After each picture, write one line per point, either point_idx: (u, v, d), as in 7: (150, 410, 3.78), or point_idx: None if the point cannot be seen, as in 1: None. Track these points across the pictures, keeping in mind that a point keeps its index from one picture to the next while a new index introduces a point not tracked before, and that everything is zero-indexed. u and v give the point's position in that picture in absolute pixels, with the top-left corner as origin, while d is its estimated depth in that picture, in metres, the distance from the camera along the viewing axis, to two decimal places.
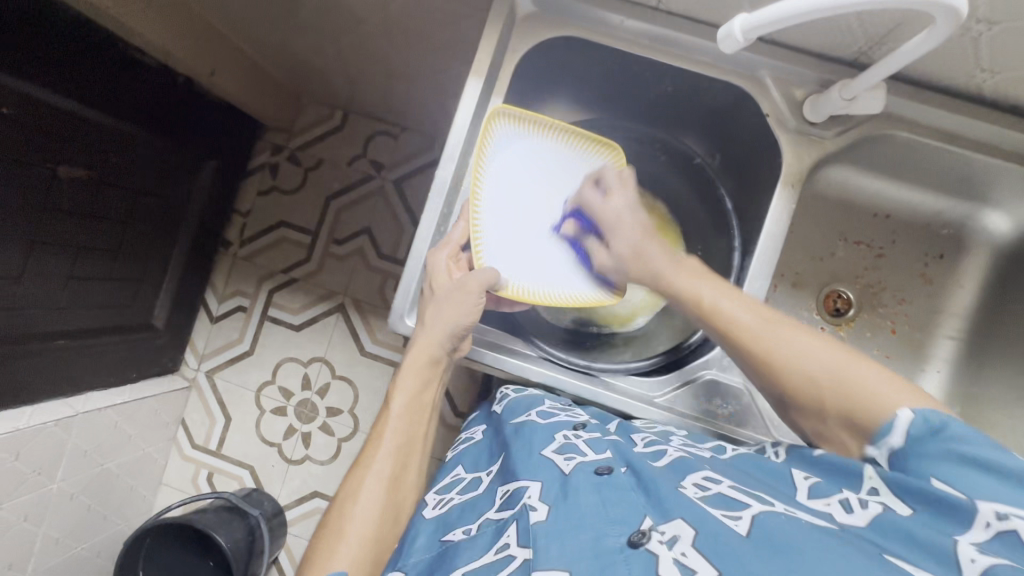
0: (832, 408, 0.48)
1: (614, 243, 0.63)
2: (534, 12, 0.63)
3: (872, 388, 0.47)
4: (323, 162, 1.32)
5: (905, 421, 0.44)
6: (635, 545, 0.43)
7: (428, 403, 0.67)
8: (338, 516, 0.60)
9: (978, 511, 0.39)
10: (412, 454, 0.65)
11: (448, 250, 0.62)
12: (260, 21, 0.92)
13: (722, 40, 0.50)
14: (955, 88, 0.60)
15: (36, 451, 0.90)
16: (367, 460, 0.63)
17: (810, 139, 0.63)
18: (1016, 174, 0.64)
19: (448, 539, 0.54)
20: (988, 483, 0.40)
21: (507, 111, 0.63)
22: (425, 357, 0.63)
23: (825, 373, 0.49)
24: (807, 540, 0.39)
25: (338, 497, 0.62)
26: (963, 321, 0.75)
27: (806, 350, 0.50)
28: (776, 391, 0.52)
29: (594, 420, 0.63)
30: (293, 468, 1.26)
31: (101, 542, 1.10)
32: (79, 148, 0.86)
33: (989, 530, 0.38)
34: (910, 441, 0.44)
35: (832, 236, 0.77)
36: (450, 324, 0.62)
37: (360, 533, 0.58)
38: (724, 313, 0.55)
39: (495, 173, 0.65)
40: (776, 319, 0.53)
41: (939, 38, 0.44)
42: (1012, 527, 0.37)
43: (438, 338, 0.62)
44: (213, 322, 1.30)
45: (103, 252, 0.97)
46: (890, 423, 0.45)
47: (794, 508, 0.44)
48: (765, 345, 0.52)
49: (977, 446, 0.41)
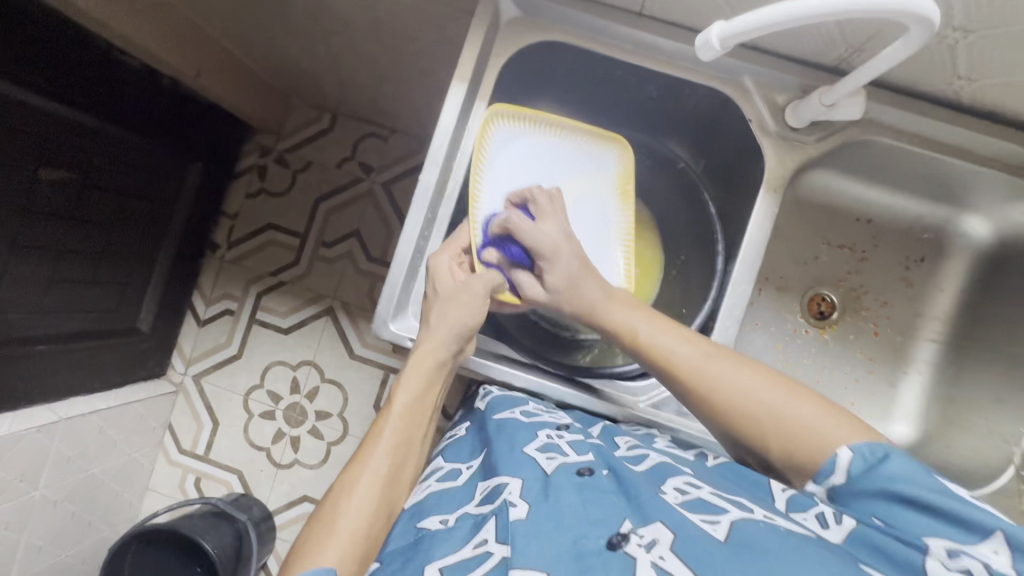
0: (772, 443, 0.50)
1: (547, 277, 0.61)
2: (518, 16, 0.63)
3: (808, 426, 0.48)
4: (311, 165, 1.31)
5: (845, 461, 0.45)
6: (613, 548, 0.44)
7: (430, 406, 0.64)
8: (331, 509, 0.55)
9: (930, 550, 0.41)
10: (411, 455, 0.61)
11: (451, 252, 0.63)
12: (246, 22, 0.91)
13: (700, 47, 0.50)
14: (934, 94, 0.61)
15: (19, 458, 0.88)
16: (364, 456, 0.59)
17: (791, 144, 0.63)
18: (992, 180, 0.65)
19: (423, 527, 0.54)
20: (933, 522, 0.42)
21: (506, 111, 0.65)
22: (436, 354, 0.61)
23: (764, 410, 0.50)
24: (787, 546, 0.39)
25: (331, 491, 0.58)
26: (943, 323, 0.76)
27: (742, 385, 0.52)
28: (715, 426, 0.54)
29: (578, 423, 0.63)
30: (282, 472, 1.25)
31: (86, 548, 1.09)
32: (64, 152, 0.85)
33: (941, 567, 0.41)
34: (853, 480, 0.45)
35: (816, 240, 0.78)
36: (456, 323, 0.61)
37: (351, 528, 0.54)
38: (662, 352, 0.56)
39: (498, 171, 0.66)
40: (716, 353, 0.55)
41: (916, 46, 0.44)
42: (964, 564, 0.40)
43: (444, 337, 0.61)
44: (200, 325, 1.29)
45: (88, 255, 0.96)
46: (830, 464, 0.46)
47: (773, 514, 0.44)
48: (705, 382, 0.53)
49: (914, 484, 0.43)
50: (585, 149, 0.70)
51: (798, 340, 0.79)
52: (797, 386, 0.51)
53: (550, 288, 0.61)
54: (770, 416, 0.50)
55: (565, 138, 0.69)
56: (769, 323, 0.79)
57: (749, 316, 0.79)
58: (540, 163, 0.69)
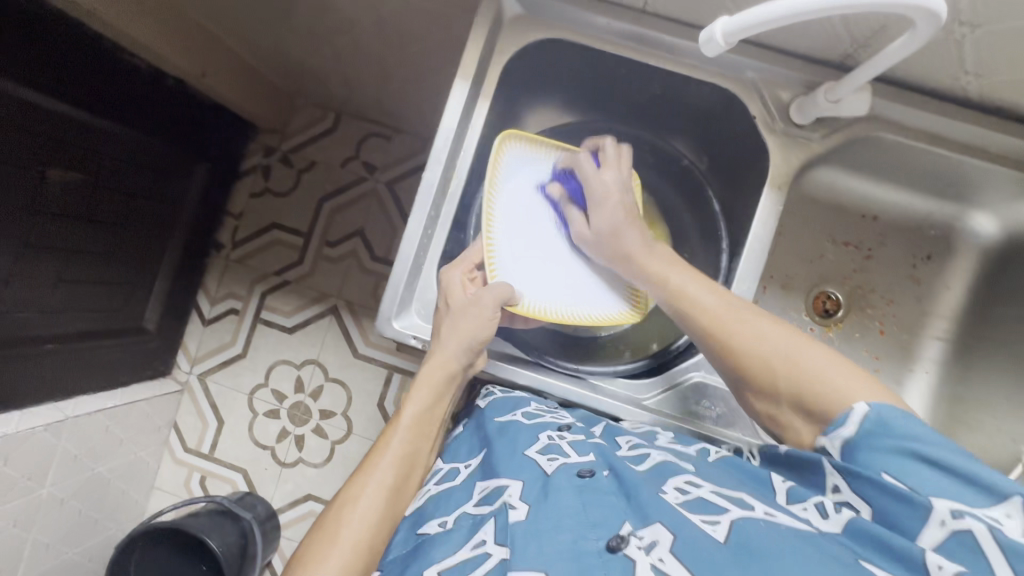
0: (783, 391, 0.51)
1: (594, 220, 0.64)
2: (521, 14, 0.63)
3: (820, 374, 0.48)
4: (315, 164, 1.31)
5: (859, 414, 0.45)
6: (613, 550, 0.43)
7: (438, 418, 0.64)
8: (335, 519, 0.55)
9: (934, 510, 0.40)
10: (415, 469, 0.62)
11: (462, 268, 0.64)
12: (250, 22, 0.92)
13: (703, 44, 0.50)
14: (941, 90, 0.60)
15: (26, 456, 0.89)
16: (370, 467, 0.59)
17: (796, 141, 0.63)
18: (1000, 177, 0.64)
19: (423, 533, 0.54)
20: (940, 480, 0.41)
21: (519, 136, 0.67)
22: (446, 368, 0.62)
23: (785, 360, 0.51)
24: (787, 549, 0.39)
25: (334, 501, 0.58)
26: (950, 321, 0.76)
27: (765, 334, 0.53)
28: (733, 376, 0.55)
29: (580, 423, 0.63)
30: (286, 471, 1.25)
31: (92, 546, 1.10)
32: (71, 152, 0.86)
33: (944, 528, 0.40)
34: (866, 434, 0.44)
35: (821, 238, 0.78)
36: (466, 337, 0.61)
37: (355, 538, 0.54)
38: (687, 299, 0.58)
39: (513, 196, 0.67)
40: (743, 306, 0.55)
41: (922, 42, 0.44)
42: (966, 527, 0.39)
43: (454, 350, 0.62)
44: (205, 325, 1.29)
45: (95, 255, 0.97)
46: (845, 416, 0.46)
47: (774, 511, 0.44)
48: (727, 329, 0.54)
49: (929, 442, 0.42)
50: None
51: None
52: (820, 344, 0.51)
53: (594, 229, 0.64)
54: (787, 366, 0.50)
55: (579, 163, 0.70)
56: None
57: None
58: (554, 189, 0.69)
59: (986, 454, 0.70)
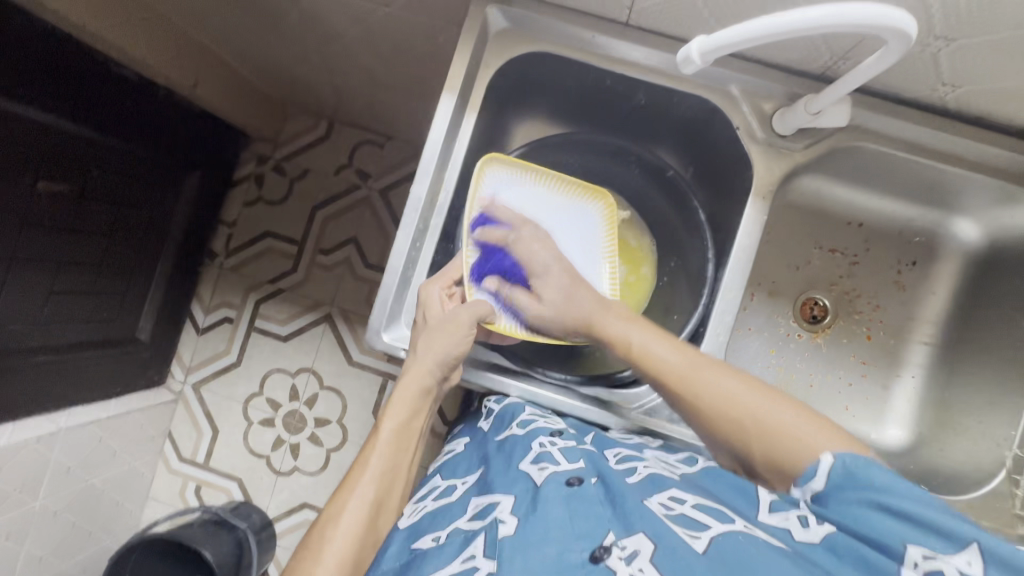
0: (754, 450, 0.49)
1: (545, 291, 0.64)
2: (506, 27, 0.64)
3: (792, 429, 0.47)
4: (308, 173, 1.32)
5: (827, 467, 0.44)
6: (596, 560, 0.43)
7: (416, 432, 0.65)
8: (318, 539, 0.55)
9: (907, 552, 0.40)
10: (396, 481, 0.62)
11: (441, 284, 0.64)
12: (240, 33, 0.92)
13: (682, 61, 0.51)
14: (920, 100, 0.61)
15: (18, 468, 0.89)
16: (351, 485, 0.59)
17: (781, 152, 0.63)
18: (981, 185, 0.65)
19: (417, 547, 0.54)
20: (908, 526, 0.40)
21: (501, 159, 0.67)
22: (421, 382, 0.63)
23: (742, 419, 0.50)
24: (763, 559, 0.40)
25: (318, 522, 0.57)
26: (935, 326, 0.77)
27: (722, 392, 0.52)
28: (701, 433, 0.54)
29: (571, 430, 0.64)
30: (282, 480, 1.25)
31: (86, 558, 1.09)
32: (58, 165, 0.85)
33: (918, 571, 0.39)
34: (832, 485, 0.44)
35: (807, 244, 0.78)
36: (440, 352, 0.62)
37: (339, 558, 0.54)
38: (648, 356, 0.57)
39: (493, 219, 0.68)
40: (701, 360, 0.55)
41: (895, 58, 0.45)
42: (938, 568, 0.39)
43: (429, 366, 0.62)
44: (199, 334, 1.29)
45: (84, 267, 0.97)
46: (814, 467, 0.45)
47: (752, 526, 0.45)
48: (686, 388, 0.54)
49: (890, 492, 0.41)
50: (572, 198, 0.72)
51: (792, 344, 0.79)
52: (776, 392, 0.51)
53: (547, 301, 0.64)
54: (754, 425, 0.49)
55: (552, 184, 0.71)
56: (763, 327, 0.79)
57: (743, 321, 0.79)
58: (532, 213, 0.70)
59: (972, 457, 0.71)
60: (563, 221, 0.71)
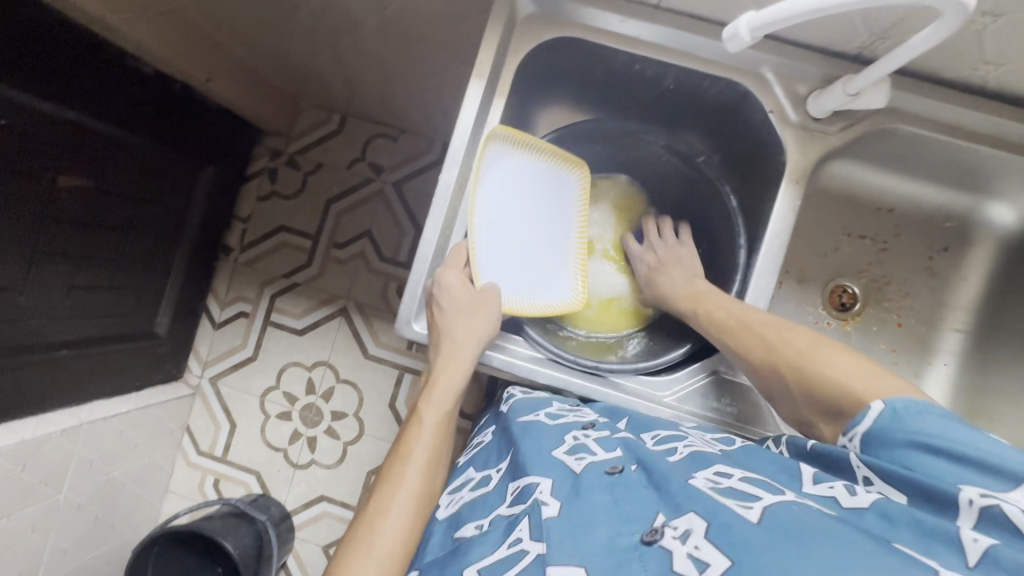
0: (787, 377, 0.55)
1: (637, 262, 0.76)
2: (534, 12, 0.63)
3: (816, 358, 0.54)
4: (322, 166, 1.31)
5: (876, 415, 0.46)
6: (649, 543, 0.43)
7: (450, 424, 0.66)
8: (367, 530, 0.56)
9: (961, 492, 0.39)
10: (437, 473, 0.63)
11: (456, 269, 0.63)
12: (256, 26, 0.91)
13: (728, 38, 0.50)
14: (960, 80, 0.60)
15: (42, 462, 0.89)
16: (396, 478, 0.61)
17: (814, 135, 0.62)
18: (1017, 166, 0.64)
19: (460, 536, 0.53)
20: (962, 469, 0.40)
21: (503, 132, 0.64)
22: (460, 377, 0.65)
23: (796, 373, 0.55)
24: (822, 528, 0.38)
25: (365, 514, 0.59)
26: (967, 312, 0.76)
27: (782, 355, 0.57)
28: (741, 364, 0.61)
29: (604, 417, 0.62)
30: (299, 473, 1.26)
31: (108, 550, 1.10)
32: (77, 158, 0.85)
33: (974, 509, 0.38)
34: (885, 431, 0.45)
35: (835, 231, 0.77)
36: (475, 342, 0.64)
37: (390, 547, 0.55)
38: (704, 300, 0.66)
39: (488, 201, 0.66)
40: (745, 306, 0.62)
41: (945, 32, 0.44)
42: (995, 503, 0.38)
43: (465, 357, 0.64)
44: (216, 328, 1.30)
45: (102, 261, 0.97)
46: (864, 414, 0.47)
47: (804, 493, 0.44)
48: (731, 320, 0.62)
49: (946, 433, 0.42)
50: (559, 176, 0.71)
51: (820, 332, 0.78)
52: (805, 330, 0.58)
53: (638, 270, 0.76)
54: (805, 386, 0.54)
55: (541, 163, 0.70)
56: (790, 315, 0.78)
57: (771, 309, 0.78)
58: (528, 186, 0.69)
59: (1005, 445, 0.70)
60: (547, 200, 0.71)
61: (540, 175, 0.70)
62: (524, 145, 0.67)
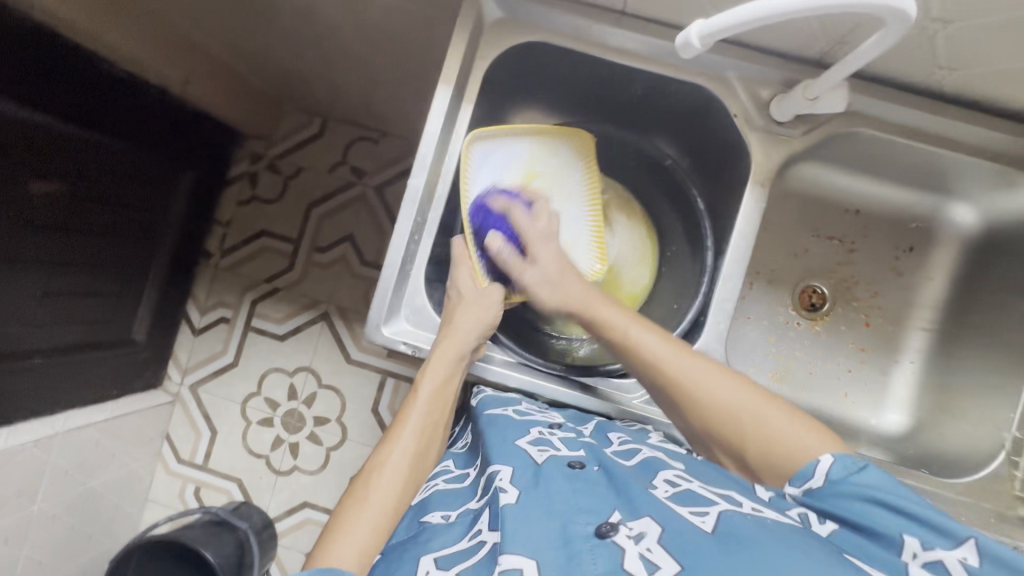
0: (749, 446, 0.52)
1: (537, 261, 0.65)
2: (503, 17, 0.63)
3: (781, 434, 0.50)
4: (303, 170, 1.31)
5: (826, 466, 0.47)
6: (602, 536, 0.44)
7: (452, 395, 0.64)
8: (363, 486, 0.57)
9: (905, 543, 0.43)
10: (435, 438, 0.63)
11: None
12: (233, 29, 0.91)
13: (682, 46, 0.51)
14: (919, 84, 0.61)
15: (16, 473, 0.87)
16: (394, 436, 0.61)
17: (779, 139, 0.63)
18: (978, 168, 0.66)
19: (425, 521, 0.54)
20: (902, 520, 0.43)
21: (481, 133, 0.65)
22: (459, 349, 0.63)
23: (748, 421, 0.52)
24: (769, 539, 0.39)
25: (363, 468, 0.59)
26: (934, 311, 0.77)
27: (729, 392, 0.54)
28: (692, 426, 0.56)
29: (570, 421, 0.63)
30: (281, 479, 1.25)
31: (85, 562, 1.08)
32: (50, 165, 0.84)
33: (917, 561, 0.42)
34: (831, 484, 0.46)
35: (806, 232, 0.78)
36: (478, 322, 0.63)
37: (384, 502, 0.55)
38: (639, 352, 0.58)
39: (486, 164, 0.67)
40: (691, 359, 0.56)
41: (895, 38, 0.45)
42: (937, 557, 0.41)
43: (468, 329, 0.63)
44: (195, 335, 1.28)
45: (77, 268, 0.95)
46: (811, 467, 0.47)
47: (760, 508, 0.44)
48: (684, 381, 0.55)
49: (891, 491, 0.45)
50: (553, 152, 0.71)
51: (792, 332, 0.79)
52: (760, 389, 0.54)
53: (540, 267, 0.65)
54: (752, 420, 0.52)
55: (543, 143, 0.70)
56: (763, 316, 0.79)
57: (743, 310, 0.79)
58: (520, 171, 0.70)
59: (968, 441, 0.70)
60: (548, 181, 0.72)
61: (546, 158, 0.71)
62: (506, 133, 0.67)
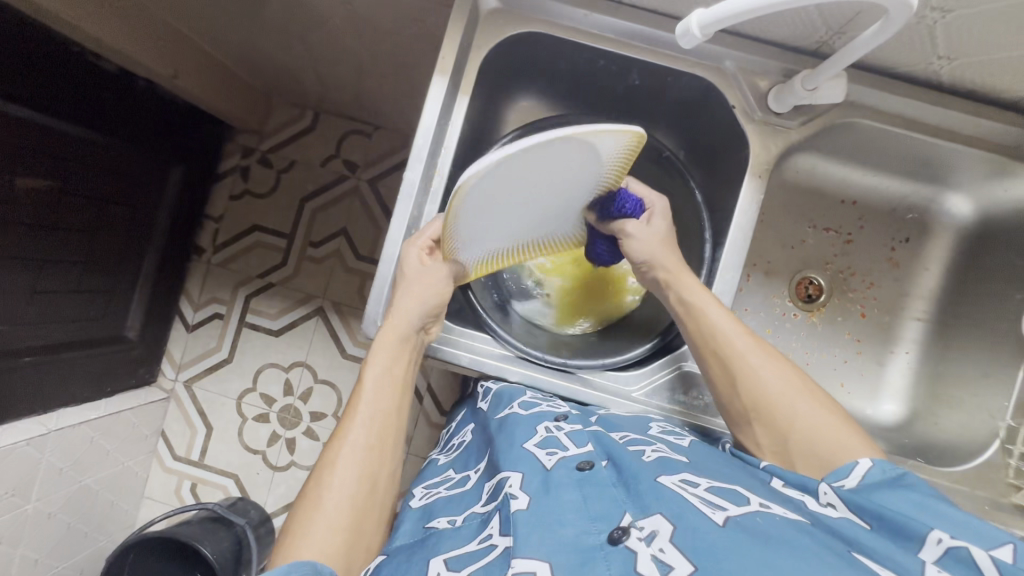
0: (793, 433, 0.53)
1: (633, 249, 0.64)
2: (497, 7, 0.63)
3: (828, 424, 0.52)
4: (295, 164, 1.29)
5: (864, 468, 0.47)
6: (614, 542, 0.43)
7: (401, 380, 0.62)
8: (316, 485, 0.55)
9: (930, 530, 0.41)
10: (390, 428, 0.60)
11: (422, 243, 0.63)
12: (224, 22, 0.89)
13: (680, 36, 0.51)
14: (916, 74, 0.61)
15: (8, 473, 0.86)
16: (343, 432, 0.58)
17: (775, 129, 0.63)
18: (975, 159, 0.66)
19: (432, 527, 0.55)
20: (929, 518, 0.42)
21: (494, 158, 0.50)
22: (400, 332, 0.61)
23: (793, 409, 0.54)
24: (782, 539, 0.39)
25: (315, 469, 0.57)
26: (928, 302, 0.78)
27: (784, 380, 0.55)
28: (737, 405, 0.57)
29: (575, 412, 0.63)
30: (279, 475, 1.24)
31: (83, 559, 1.08)
32: (34, 159, 0.82)
33: (941, 546, 0.40)
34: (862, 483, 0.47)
35: (802, 224, 0.79)
36: (420, 303, 0.61)
37: (338, 500, 0.53)
38: (709, 322, 0.59)
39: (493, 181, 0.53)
40: (761, 347, 0.58)
41: (895, 28, 0.45)
42: (962, 544, 0.40)
43: (409, 310, 0.61)
44: (189, 331, 1.27)
45: (68, 263, 0.94)
46: (848, 467, 0.48)
47: (769, 502, 0.44)
48: (749, 367, 0.56)
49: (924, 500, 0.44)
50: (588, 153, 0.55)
51: (788, 323, 0.79)
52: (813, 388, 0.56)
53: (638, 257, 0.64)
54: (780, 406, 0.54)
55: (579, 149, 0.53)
56: (758, 308, 0.79)
57: (739, 301, 0.79)
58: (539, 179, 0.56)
59: (966, 429, 0.70)
60: (572, 171, 0.56)
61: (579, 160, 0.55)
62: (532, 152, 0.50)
